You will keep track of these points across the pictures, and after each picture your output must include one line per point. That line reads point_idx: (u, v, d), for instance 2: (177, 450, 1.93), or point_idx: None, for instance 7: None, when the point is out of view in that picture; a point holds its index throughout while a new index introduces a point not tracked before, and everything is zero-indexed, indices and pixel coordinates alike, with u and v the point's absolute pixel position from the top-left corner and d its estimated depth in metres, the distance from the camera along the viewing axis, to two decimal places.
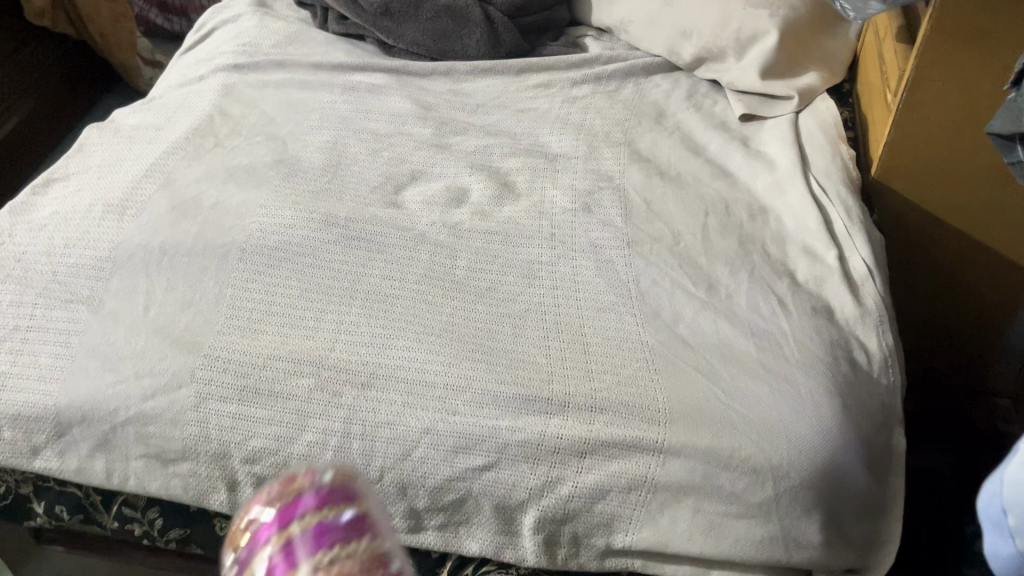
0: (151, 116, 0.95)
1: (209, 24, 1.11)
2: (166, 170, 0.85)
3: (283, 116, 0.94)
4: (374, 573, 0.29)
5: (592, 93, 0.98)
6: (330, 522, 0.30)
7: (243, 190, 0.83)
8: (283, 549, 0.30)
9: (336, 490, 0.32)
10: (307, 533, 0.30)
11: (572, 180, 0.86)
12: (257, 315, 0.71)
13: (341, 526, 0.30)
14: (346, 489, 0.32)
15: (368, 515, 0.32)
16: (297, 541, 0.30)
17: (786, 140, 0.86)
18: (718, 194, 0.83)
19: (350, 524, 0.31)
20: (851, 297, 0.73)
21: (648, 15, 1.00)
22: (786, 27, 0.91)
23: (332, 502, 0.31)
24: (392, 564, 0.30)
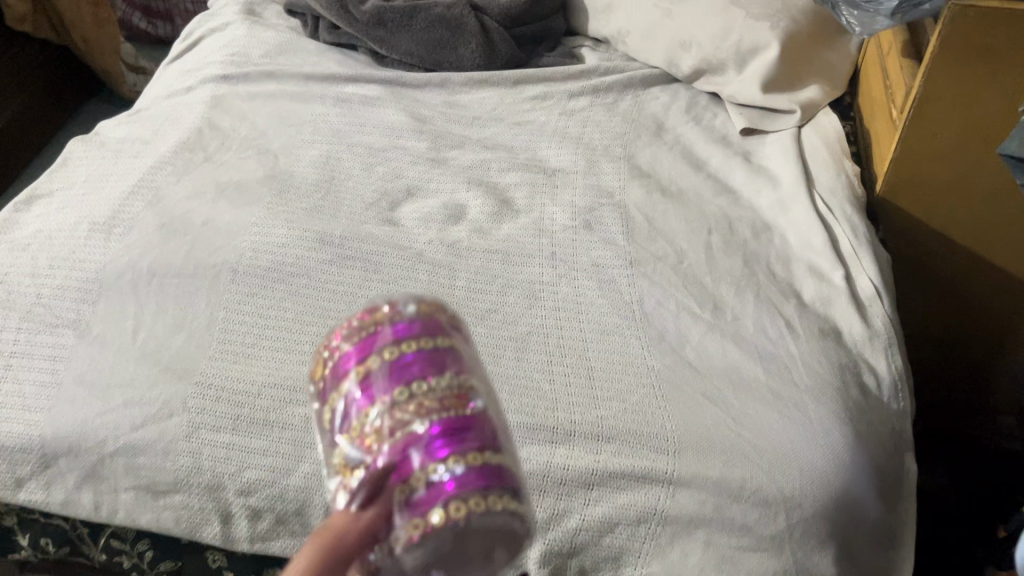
0: (138, 129, 0.93)
1: (197, 33, 1.09)
2: (154, 186, 0.83)
3: (274, 129, 0.92)
4: (453, 408, 0.40)
5: (590, 105, 0.96)
6: (412, 360, 0.41)
7: (235, 207, 0.80)
8: (374, 379, 0.41)
9: (419, 322, 0.43)
10: (394, 366, 0.41)
11: (571, 196, 0.84)
12: (250, 340, 0.69)
13: (423, 367, 0.41)
14: (422, 325, 0.43)
15: (446, 353, 0.42)
16: (387, 371, 0.41)
17: (790, 155, 0.84)
18: (721, 210, 0.82)
19: (432, 363, 0.41)
20: (859, 318, 0.71)
21: (646, 26, 0.98)
22: (787, 39, 0.89)
23: (413, 336, 0.42)
24: (471, 400, 0.41)
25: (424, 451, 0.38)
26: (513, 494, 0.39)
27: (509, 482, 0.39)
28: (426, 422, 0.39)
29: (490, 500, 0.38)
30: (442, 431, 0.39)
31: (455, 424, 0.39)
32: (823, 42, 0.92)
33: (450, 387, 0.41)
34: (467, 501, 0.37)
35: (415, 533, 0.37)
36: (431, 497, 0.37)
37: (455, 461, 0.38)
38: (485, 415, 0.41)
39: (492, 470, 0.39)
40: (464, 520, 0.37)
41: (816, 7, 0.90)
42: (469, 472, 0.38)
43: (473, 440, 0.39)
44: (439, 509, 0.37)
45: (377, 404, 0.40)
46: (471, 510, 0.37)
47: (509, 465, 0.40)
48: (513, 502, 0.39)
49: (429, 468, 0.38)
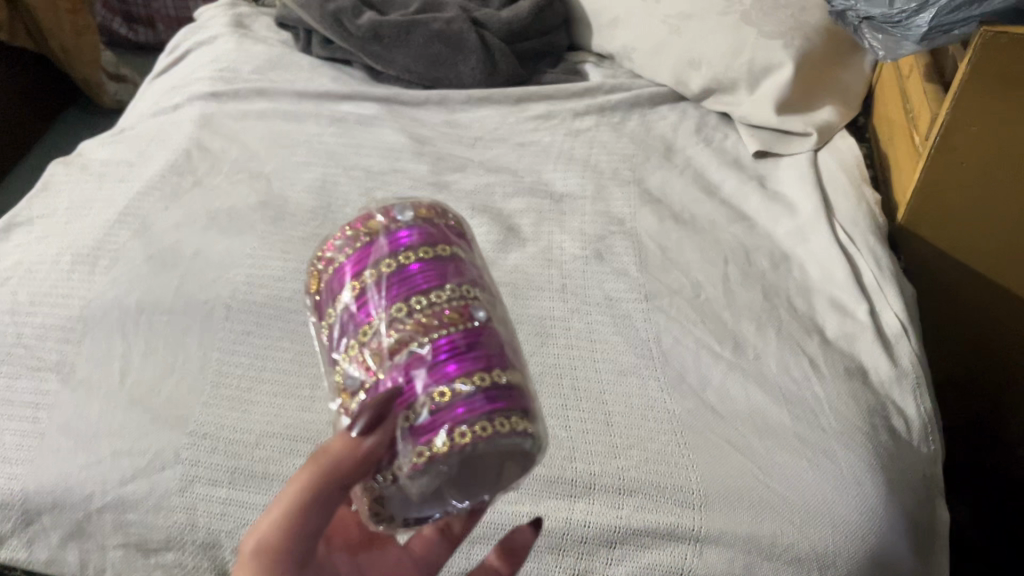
0: (123, 150, 0.88)
1: (183, 46, 1.04)
2: (141, 213, 0.79)
3: (266, 150, 0.88)
4: (455, 320, 0.36)
5: (596, 125, 0.93)
6: (412, 272, 0.38)
7: (227, 237, 0.76)
8: (375, 292, 0.37)
9: (416, 231, 0.40)
10: (394, 276, 0.38)
11: (580, 222, 0.81)
12: (246, 383, 0.64)
13: (422, 277, 0.38)
14: (417, 233, 0.40)
15: (449, 261, 0.39)
16: (386, 284, 0.37)
17: (807, 182, 0.81)
18: (737, 239, 0.78)
19: (433, 273, 0.38)
20: (885, 356, 0.68)
21: (653, 42, 0.95)
22: (801, 58, 0.86)
23: (409, 246, 0.39)
24: (475, 314, 0.37)
25: (427, 372, 0.35)
26: (526, 413, 0.35)
27: (523, 403, 0.35)
28: (429, 339, 0.35)
29: (499, 425, 0.34)
30: (448, 346, 0.35)
31: (462, 340, 0.36)
32: (837, 61, 0.89)
33: (452, 298, 0.37)
34: (473, 428, 0.33)
35: (419, 461, 0.34)
36: (437, 424, 0.34)
37: (462, 382, 0.34)
38: (491, 327, 0.37)
39: (502, 390, 0.35)
40: (471, 447, 0.33)
41: (828, 25, 0.88)
42: (477, 393, 0.34)
43: (480, 359, 0.35)
44: (443, 438, 0.33)
45: (376, 320, 0.37)
46: (479, 436, 0.33)
47: (520, 381, 0.36)
48: (527, 424, 0.35)
49: (433, 392, 0.34)
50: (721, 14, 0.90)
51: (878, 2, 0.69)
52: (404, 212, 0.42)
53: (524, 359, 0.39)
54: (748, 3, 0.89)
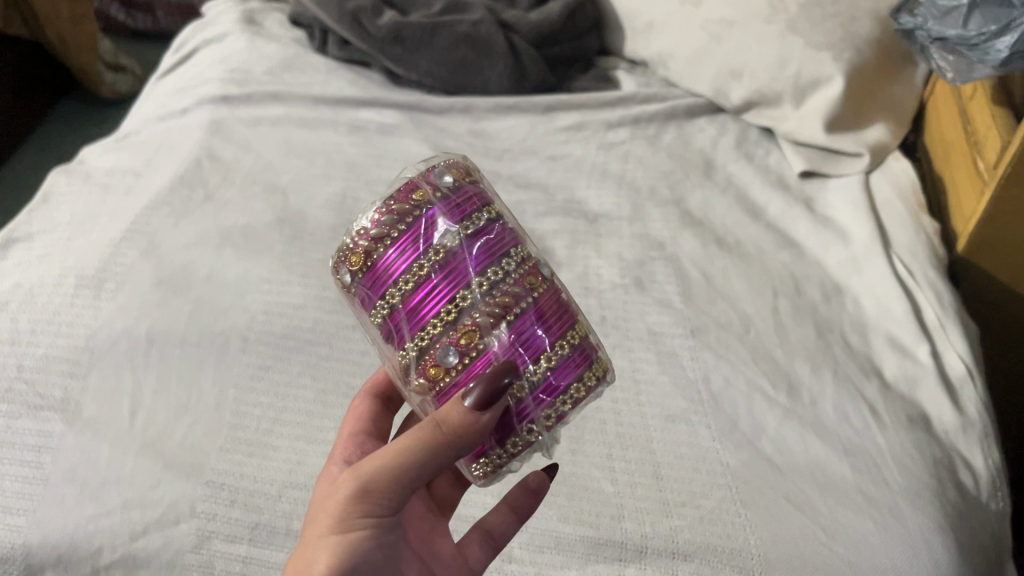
0: (129, 158, 0.83)
1: (190, 44, 0.99)
2: (150, 231, 0.73)
3: (281, 160, 0.82)
4: (532, 282, 0.41)
5: (630, 138, 0.88)
6: (482, 238, 0.41)
7: (243, 259, 0.71)
8: (457, 265, 0.40)
9: (462, 197, 0.42)
10: (470, 246, 0.40)
11: (617, 247, 0.76)
12: (265, 426, 0.60)
13: (489, 244, 0.41)
14: (463, 198, 0.42)
15: (499, 225, 0.42)
16: (465, 255, 0.40)
17: (860, 207, 0.77)
18: (786, 267, 0.74)
19: (501, 238, 0.41)
20: (951, 404, 0.63)
21: (692, 50, 0.90)
22: (853, 72, 0.81)
23: (468, 214, 0.41)
24: (540, 272, 0.42)
25: (534, 339, 0.40)
26: (600, 352, 0.43)
27: (595, 345, 0.43)
28: (524, 307, 0.40)
29: (598, 373, 0.42)
30: (540, 312, 0.41)
31: (546, 302, 0.41)
32: (889, 77, 0.84)
33: (524, 261, 0.41)
34: (583, 381, 0.41)
35: (550, 423, 0.40)
36: (558, 383, 0.40)
37: (561, 343, 0.40)
38: (555, 283, 0.43)
39: (587, 342, 0.42)
40: (586, 397, 0.41)
41: (882, 37, 0.82)
42: (577, 349, 0.41)
43: (565, 319, 0.41)
44: (562, 395, 0.40)
45: (466, 294, 0.39)
46: (589, 387, 0.41)
47: (586, 325, 0.44)
48: (604, 364, 0.43)
49: (542, 356, 0.40)
50: (766, 23, 0.85)
51: (951, 23, 0.64)
52: (436, 175, 0.43)
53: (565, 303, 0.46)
54: (794, 11, 0.84)
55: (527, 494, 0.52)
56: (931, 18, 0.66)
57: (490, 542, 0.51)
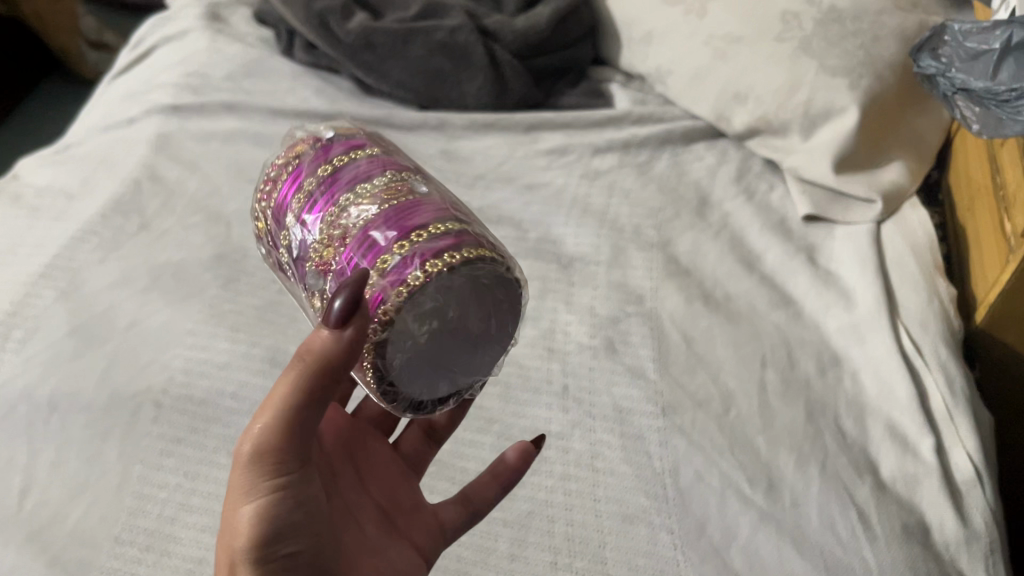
0: (65, 174, 0.76)
1: (149, 40, 0.91)
2: (72, 266, 0.66)
3: (230, 184, 0.75)
4: (393, 192, 0.41)
5: (618, 166, 0.79)
6: (347, 169, 0.43)
7: (171, 304, 0.64)
8: (319, 196, 0.42)
9: (339, 142, 0.45)
10: (327, 179, 0.43)
11: (590, 299, 0.68)
12: (169, 512, 0.53)
13: (355, 172, 0.43)
14: (339, 142, 0.45)
15: (374, 156, 0.44)
16: (322, 186, 0.43)
17: (866, 263, 0.68)
18: (778, 332, 0.65)
19: (357, 168, 0.43)
20: (954, 511, 0.55)
21: (692, 69, 0.81)
22: (868, 102, 0.73)
23: (335, 153, 0.44)
24: (416, 189, 0.42)
25: (383, 236, 0.39)
26: (487, 244, 0.40)
27: (480, 238, 0.40)
28: (377, 212, 0.40)
29: (468, 253, 0.39)
30: (395, 214, 0.40)
31: (408, 206, 0.41)
32: (910, 109, 0.75)
33: (387, 180, 0.42)
34: (443, 258, 0.38)
35: (402, 295, 0.37)
36: (407, 265, 0.38)
37: (417, 234, 0.39)
38: (435, 197, 0.42)
39: (460, 232, 0.40)
40: (447, 271, 0.38)
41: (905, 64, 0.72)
42: (434, 235, 0.39)
43: (425, 215, 0.40)
44: (413, 275, 0.37)
45: (326, 217, 0.41)
46: (453, 264, 0.38)
47: (473, 226, 0.41)
48: (488, 254, 0.40)
49: (392, 248, 0.38)
50: (777, 41, 0.76)
51: (980, 71, 0.56)
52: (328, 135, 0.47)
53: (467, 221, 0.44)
54: (809, 27, 0.76)
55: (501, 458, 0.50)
56: (956, 62, 0.58)
57: (465, 505, 0.49)
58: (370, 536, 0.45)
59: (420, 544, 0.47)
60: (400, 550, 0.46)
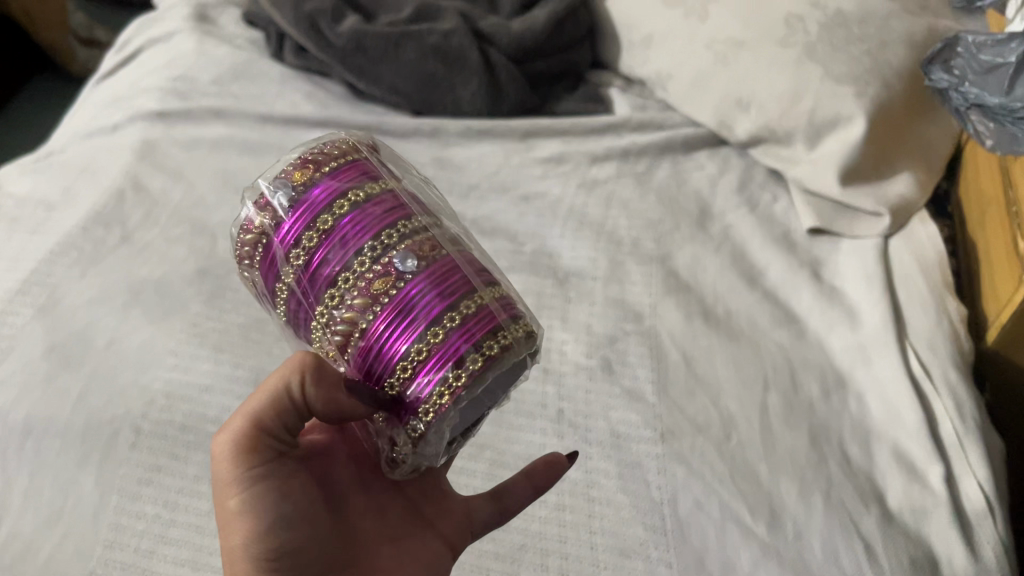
0: (46, 183, 0.73)
1: (135, 42, 0.88)
2: (50, 281, 0.64)
3: (215, 195, 0.73)
4: (381, 281, 0.37)
5: (617, 175, 0.77)
6: (320, 253, 0.38)
7: (151, 322, 0.62)
8: (306, 288, 0.39)
9: (302, 208, 0.39)
10: (306, 266, 0.38)
11: (587, 316, 0.66)
12: (146, 545, 0.51)
13: (332, 255, 0.38)
14: (302, 209, 0.39)
15: (348, 220, 0.38)
16: (303, 275, 0.39)
17: (874, 279, 0.65)
18: (782, 352, 0.63)
19: (331, 245, 0.38)
20: (964, 543, 0.53)
21: (693, 74, 0.79)
22: (876, 112, 0.70)
23: (302, 230, 0.39)
24: (404, 263, 0.37)
25: (386, 353, 0.37)
26: (499, 334, 0.37)
27: (495, 313, 0.37)
28: (374, 315, 0.37)
29: (488, 350, 0.36)
30: (392, 317, 0.36)
31: (402, 299, 0.36)
32: (919, 118, 0.73)
33: (367, 264, 0.37)
34: (462, 368, 0.35)
35: (430, 417, 0.36)
36: (419, 395, 0.36)
37: (426, 340, 0.36)
38: (426, 269, 0.37)
39: (472, 321, 0.36)
40: (470, 383, 0.35)
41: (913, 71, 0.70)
42: (437, 353, 0.36)
43: (426, 312, 0.36)
44: (425, 407, 0.36)
45: (321, 313, 0.38)
46: (474, 371, 0.36)
47: (479, 304, 0.37)
48: (508, 332, 0.37)
49: (403, 363, 0.36)
50: (780, 45, 0.74)
51: (995, 84, 0.55)
52: (283, 183, 0.40)
53: (473, 270, 0.39)
54: (814, 32, 0.73)
55: (543, 463, 0.47)
56: (969, 75, 0.57)
57: (497, 501, 0.46)
58: (393, 525, 0.44)
59: (448, 535, 0.45)
60: (424, 541, 0.44)
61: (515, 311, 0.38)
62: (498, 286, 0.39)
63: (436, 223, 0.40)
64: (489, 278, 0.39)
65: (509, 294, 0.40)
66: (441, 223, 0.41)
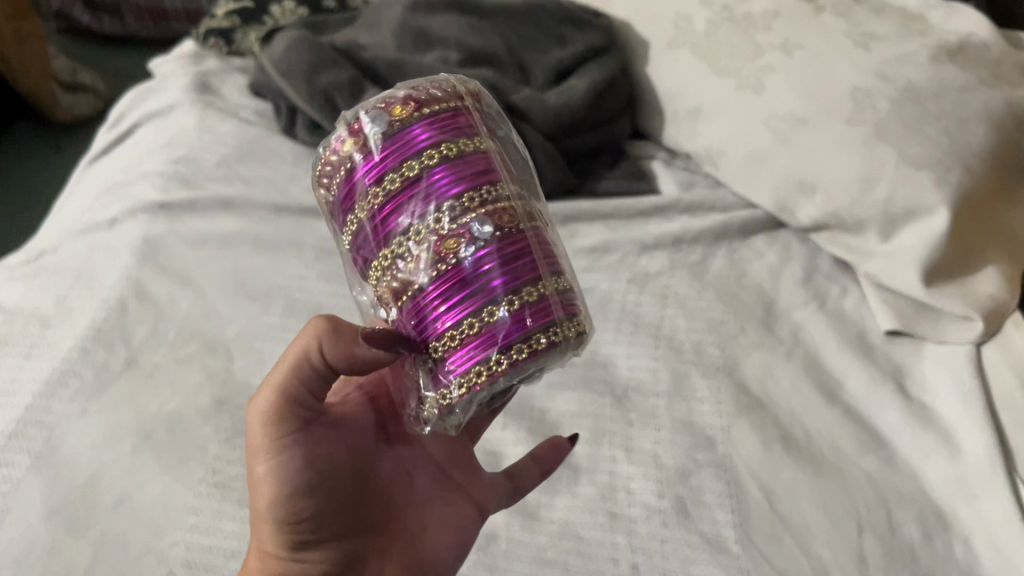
0: (36, 293, 0.66)
1: (131, 118, 0.81)
2: (47, 421, 0.57)
3: (228, 302, 0.65)
4: (450, 246, 0.35)
5: (670, 267, 0.70)
6: (397, 201, 0.36)
7: (164, 470, 0.55)
8: (370, 231, 0.37)
9: (391, 149, 0.37)
10: (379, 209, 0.37)
11: (653, 443, 0.59)
12: None
13: (408, 206, 0.36)
14: (391, 150, 0.37)
15: (434, 174, 0.36)
16: (378, 216, 0.37)
17: (971, 398, 0.59)
18: (873, 484, 0.57)
19: (409, 198, 0.36)
20: None
21: (749, 153, 0.73)
22: (961, 202, 0.63)
23: (384, 174, 0.37)
24: (478, 231, 0.36)
25: (437, 318, 0.36)
26: (552, 329, 0.36)
27: (554, 308, 0.36)
28: (432, 279, 0.36)
29: (535, 345, 0.35)
30: (450, 283, 0.35)
31: (465, 269, 0.35)
32: (1004, 202, 0.66)
33: (442, 223, 0.36)
34: (505, 355, 0.35)
35: (462, 393, 0.36)
36: (458, 365, 0.36)
37: (477, 320, 0.35)
38: (500, 242, 0.36)
39: (528, 311, 0.35)
40: (510, 370, 0.35)
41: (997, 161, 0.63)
42: (484, 333, 0.35)
43: (483, 290, 0.35)
44: (459, 381, 0.36)
45: (384, 260, 0.37)
46: (515, 360, 0.35)
47: (540, 294, 0.36)
48: (560, 328, 0.36)
49: (450, 333, 0.36)
50: (847, 123, 0.67)
51: None
52: (378, 113, 0.38)
53: (544, 250, 0.37)
54: (884, 109, 0.66)
55: (549, 446, 0.52)
56: None
57: (514, 478, 0.51)
58: (419, 492, 0.48)
59: (474, 501, 0.49)
60: (450, 505, 0.48)
61: (573, 309, 0.37)
62: (563, 275, 0.38)
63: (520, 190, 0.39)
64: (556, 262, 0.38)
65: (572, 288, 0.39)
66: (523, 190, 0.39)
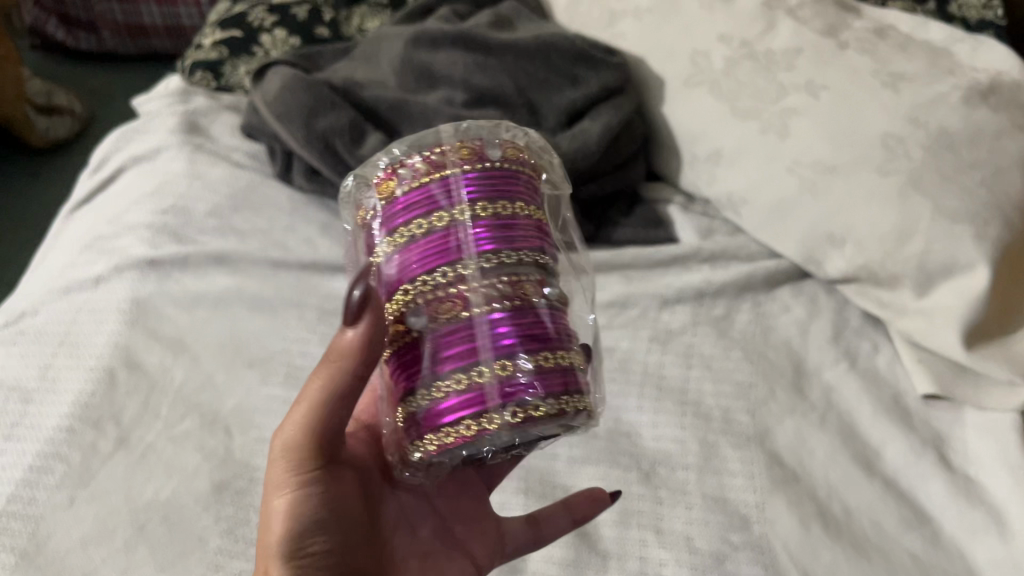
0: (14, 363, 0.61)
1: (116, 163, 0.76)
2: (31, 514, 0.52)
3: (226, 371, 0.61)
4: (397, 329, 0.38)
5: (693, 323, 0.67)
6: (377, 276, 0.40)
7: (161, 569, 0.50)
8: None
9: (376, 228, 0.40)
10: None
11: (684, 523, 0.55)
12: None
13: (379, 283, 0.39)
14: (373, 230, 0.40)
15: (393, 258, 0.38)
16: None
17: (1018, 471, 0.56)
18: (919, 567, 0.53)
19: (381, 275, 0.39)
20: None
21: (772, 201, 0.69)
22: (1001, 257, 0.60)
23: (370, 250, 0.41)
24: (417, 321, 0.37)
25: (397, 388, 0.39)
26: (478, 418, 0.35)
27: (490, 395, 0.35)
28: (390, 354, 0.39)
29: (463, 430, 0.35)
30: (401, 363, 0.38)
31: (409, 354, 0.38)
32: None
33: (395, 306, 0.38)
34: (435, 438, 0.36)
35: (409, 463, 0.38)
36: (410, 434, 0.38)
37: (416, 399, 0.37)
38: (438, 331, 0.37)
39: (456, 398, 0.35)
40: (438, 451, 0.36)
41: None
42: (420, 415, 0.37)
43: (419, 375, 0.37)
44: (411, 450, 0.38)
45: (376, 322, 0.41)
46: (447, 443, 0.36)
47: (475, 381, 0.35)
48: (493, 416, 0.35)
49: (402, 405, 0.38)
50: (878, 172, 0.63)
51: None
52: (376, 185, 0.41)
53: (499, 330, 0.36)
54: (917, 156, 0.62)
55: (585, 496, 0.50)
56: None
57: (535, 529, 0.50)
58: (422, 543, 0.47)
59: (477, 557, 0.48)
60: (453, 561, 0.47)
61: (527, 394, 0.35)
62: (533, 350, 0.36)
63: (492, 260, 0.37)
64: (517, 341, 0.36)
65: (545, 362, 0.36)
66: (506, 256, 0.37)
